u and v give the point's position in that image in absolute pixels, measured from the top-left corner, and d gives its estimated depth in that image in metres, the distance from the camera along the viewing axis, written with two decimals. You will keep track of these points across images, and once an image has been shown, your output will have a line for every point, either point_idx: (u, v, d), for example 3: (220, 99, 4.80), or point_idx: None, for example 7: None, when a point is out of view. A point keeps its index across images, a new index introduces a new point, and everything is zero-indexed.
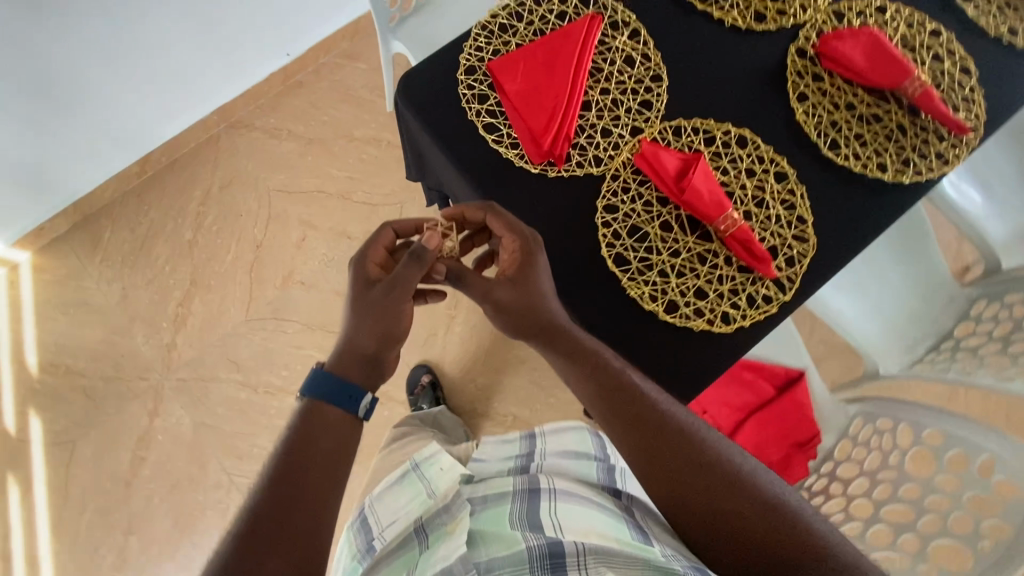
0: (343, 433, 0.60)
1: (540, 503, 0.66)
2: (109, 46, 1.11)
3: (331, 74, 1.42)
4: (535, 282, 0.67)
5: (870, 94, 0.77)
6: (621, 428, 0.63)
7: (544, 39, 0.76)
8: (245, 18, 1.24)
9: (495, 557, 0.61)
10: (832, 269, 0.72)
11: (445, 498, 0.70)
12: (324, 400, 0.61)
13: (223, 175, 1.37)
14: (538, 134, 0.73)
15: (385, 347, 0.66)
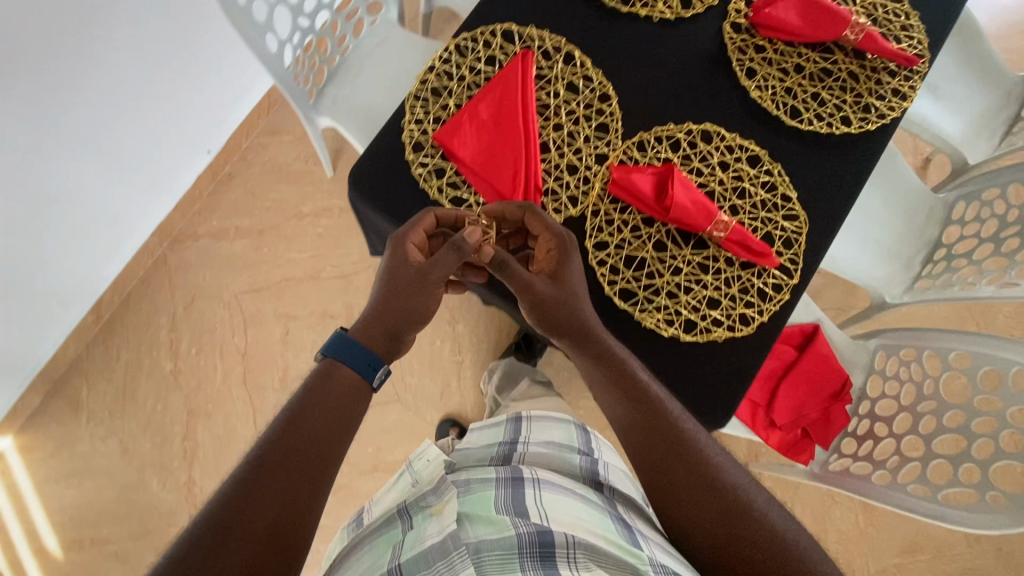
0: (345, 406, 0.56)
1: (525, 490, 0.61)
2: (33, 214, 1.02)
3: (259, 156, 1.34)
4: (571, 282, 0.64)
5: (814, 50, 0.76)
6: (638, 432, 0.61)
7: (484, 91, 0.72)
8: (159, 133, 1.15)
9: (483, 541, 0.56)
10: (828, 238, 0.72)
11: (434, 487, 0.64)
12: (343, 363, 0.58)
13: (184, 294, 1.30)
14: (508, 192, 0.69)
15: (406, 323, 0.62)
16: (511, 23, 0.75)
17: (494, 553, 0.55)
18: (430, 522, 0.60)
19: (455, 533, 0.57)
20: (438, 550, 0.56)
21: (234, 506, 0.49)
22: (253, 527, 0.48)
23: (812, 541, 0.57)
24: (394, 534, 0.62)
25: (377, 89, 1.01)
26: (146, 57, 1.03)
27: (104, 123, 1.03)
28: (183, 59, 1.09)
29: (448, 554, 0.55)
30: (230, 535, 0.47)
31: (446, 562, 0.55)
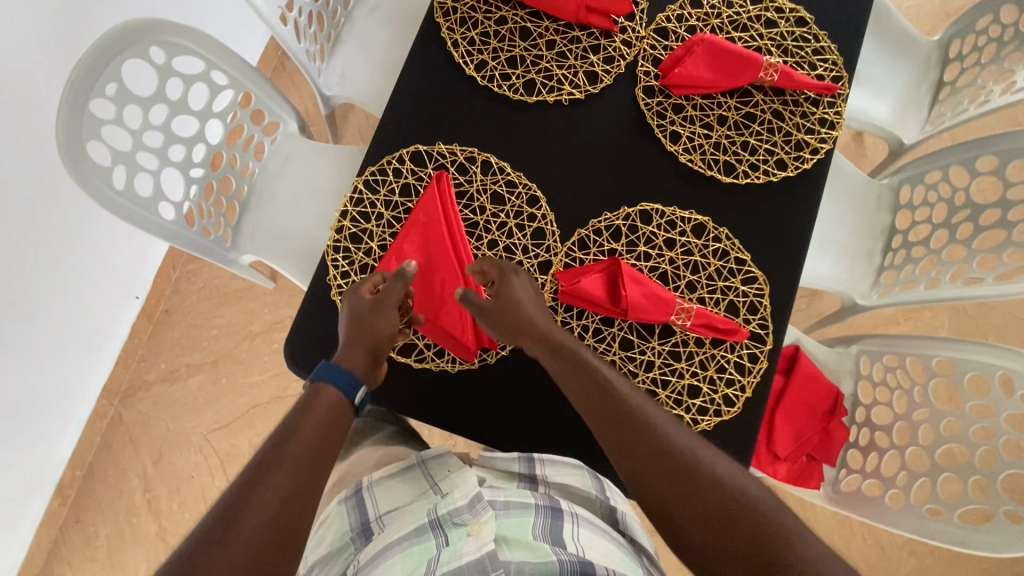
0: (332, 421, 0.54)
1: (563, 521, 0.57)
2: None
3: (192, 285, 1.28)
4: (514, 286, 0.61)
5: (733, 95, 0.73)
6: (588, 399, 0.56)
7: (410, 222, 0.67)
8: (80, 299, 1.07)
9: (524, 563, 0.51)
10: (791, 291, 0.69)
11: (468, 498, 0.57)
12: (326, 382, 0.56)
13: (149, 448, 1.23)
14: (456, 330, 0.65)
15: (382, 347, 0.60)
16: (416, 143, 0.71)
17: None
18: (467, 541, 0.54)
19: (493, 552, 0.52)
20: (476, 567, 0.51)
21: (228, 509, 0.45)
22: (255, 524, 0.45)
23: (771, 495, 0.50)
24: (426, 549, 0.54)
25: (294, 211, 0.94)
26: (43, 233, 0.94)
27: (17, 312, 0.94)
28: (84, 220, 1.01)
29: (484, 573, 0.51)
30: (224, 537, 0.44)
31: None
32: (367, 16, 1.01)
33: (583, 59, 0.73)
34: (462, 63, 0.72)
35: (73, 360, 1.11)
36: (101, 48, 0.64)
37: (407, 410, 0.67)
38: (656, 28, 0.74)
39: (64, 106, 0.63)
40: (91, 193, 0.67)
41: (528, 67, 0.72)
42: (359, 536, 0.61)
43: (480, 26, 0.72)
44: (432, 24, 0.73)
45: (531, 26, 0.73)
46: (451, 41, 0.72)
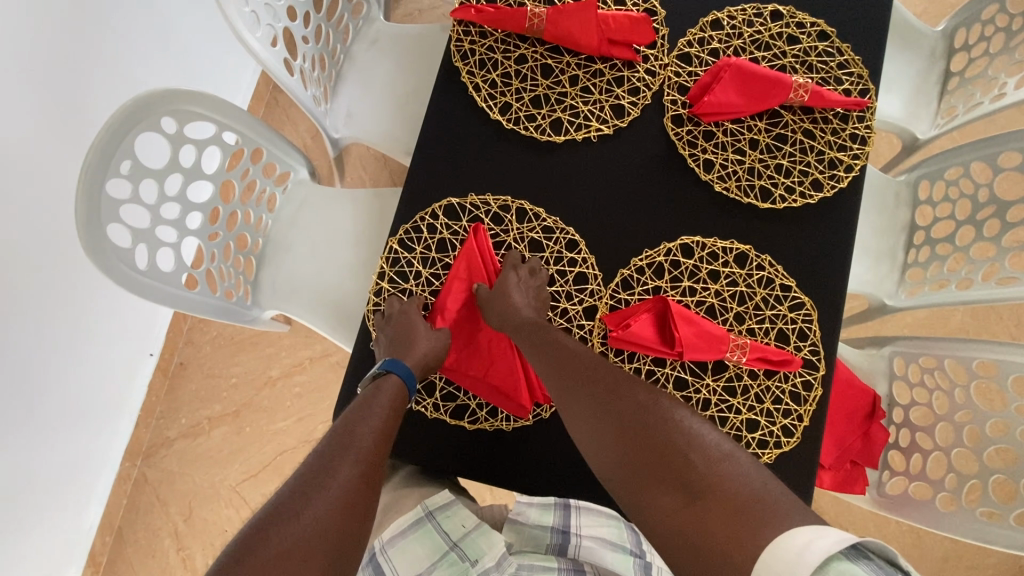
0: (389, 418, 0.58)
1: None
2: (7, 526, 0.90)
3: (205, 334, 1.24)
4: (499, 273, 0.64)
5: (762, 117, 0.72)
6: (542, 366, 0.59)
7: (452, 276, 0.65)
8: (97, 366, 1.04)
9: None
10: (838, 314, 0.69)
11: (495, 558, 0.64)
12: (394, 372, 0.60)
13: (178, 506, 1.20)
14: (509, 390, 0.63)
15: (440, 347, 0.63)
16: (446, 196, 0.69)
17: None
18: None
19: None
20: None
21: (282, 508, 0.48)
22: (307, 526, 0.47)
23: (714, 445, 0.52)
24: None
25: (313, 260, 0.92)
26: (62, 306, 0.90)
27: (43, 390, 0.91)
28: (95, 288, 0.98)
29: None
30: (305, 509, 0.48)
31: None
32: (368, 52, 0.98)
33: (608, 92, 0.71)
34: (485, 107, 0.70)
35: (95, 427, 1.08)
36: (114, 126, 0.61)
37: (465, 473, 0.65)
38: (678, 54, 0.73)
39: (80, 192, 0.60)
40: (117, 279, 0.64)
41: (553, 106, 0.70)
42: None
43: (500, 66, 0.71)
44: (450, 69, 0.72)
45: (553, 62, 0.71)
46: (472, 85, 0.71)
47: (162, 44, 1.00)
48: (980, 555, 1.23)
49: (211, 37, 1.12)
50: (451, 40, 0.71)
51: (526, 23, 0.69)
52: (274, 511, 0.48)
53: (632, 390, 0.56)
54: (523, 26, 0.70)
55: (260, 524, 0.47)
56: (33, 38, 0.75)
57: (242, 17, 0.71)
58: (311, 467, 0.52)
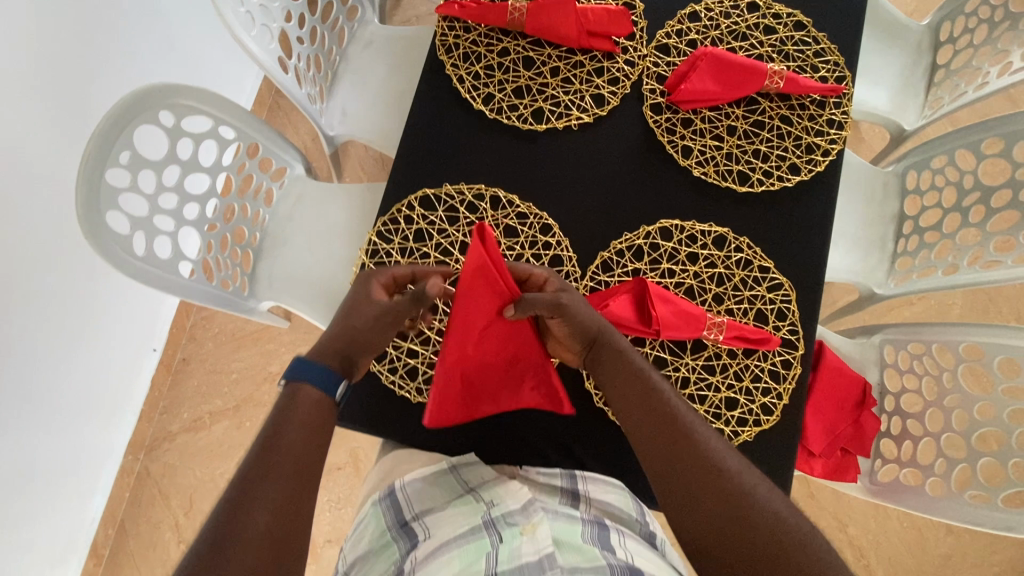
0: (314, 427, 0.55)
1: (610, 533, 0.58)
2: (13, 514, 0.93)
3: (208, 331, 1.28)
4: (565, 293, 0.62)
5: (739, 105, 0.74)
6: (631, 396, 0.58)
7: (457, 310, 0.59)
8: (102, 360, 1.07)
9: (576, 567, 0.51)
10: (816, 295, 0.70)
11: (520, 502, 0.59)
12: (307, 380, 0.56)
13: (180, 499, 1.23)
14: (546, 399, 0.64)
15: (366, 345, 0.61)
16: (427, 186, 0.71)
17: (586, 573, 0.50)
18: (522, 540, 0.54)
19: (550, 552, 0.52)
20: (534, 566, 0.51)
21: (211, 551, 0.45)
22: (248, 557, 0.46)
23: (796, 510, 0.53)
24: (481, 547, 0.54)
25: (309, 253, 0.94)
26: (65, 298, 0.93)
27: (44, 384, 0.93)
28: (100, 283, 1.01)
29: (542, 571, 0.50)
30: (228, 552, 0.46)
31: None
32: (363, 53, 1.02)
33: (588, 82, 0.73)
34: (468, 98, 0.73)
35: (98, 420, 1.10)
36: (113, 117, 0.64)
37: (449, 452, 0.66)
38: (657, 45, 0.75)
39: (81, 179, 0.63)
40: (116, 262, 0.66)
41: (534, 96, 0.73)
42: (399, 536, 0.61)
43: (483, 59, 0.73)
44: (436, 62, 0.74)
45: (534, 55, 0.74)
46: (456, 77, 0.73)
47: (165, 48, 1.05)
48: (981, 550, 1.21)
49: (213, 42, 1.17)
50: (437, 34, 0.74)
51: (507, 17, 0.72)
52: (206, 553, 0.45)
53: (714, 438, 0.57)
54: (504, 20, 0.72)
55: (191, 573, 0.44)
56: (40, 41, 0.79)
57: (236, 16, 0.74)
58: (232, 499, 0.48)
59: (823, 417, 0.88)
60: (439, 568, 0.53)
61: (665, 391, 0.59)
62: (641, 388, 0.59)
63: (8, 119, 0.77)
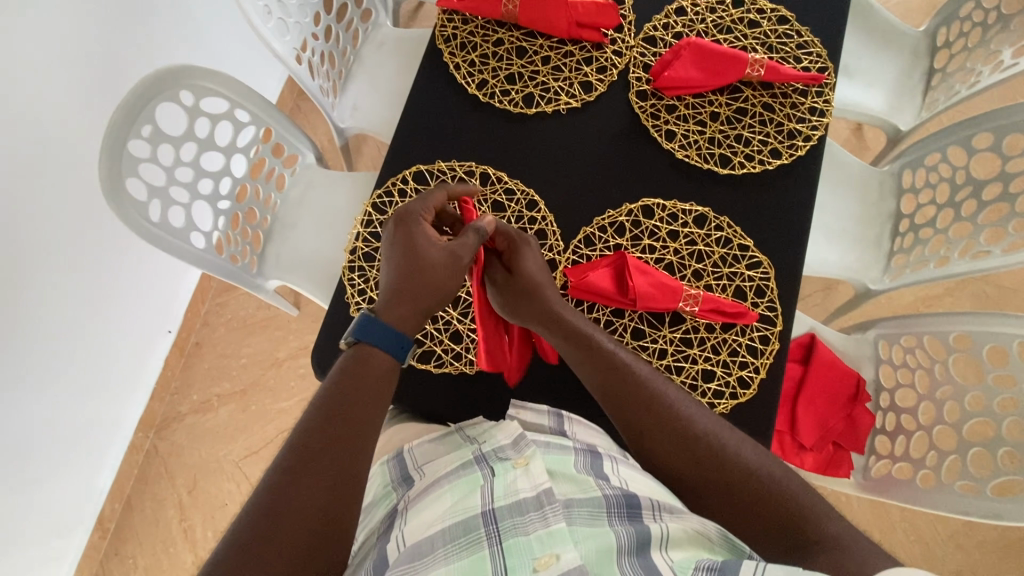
0: (378, 388, 0.56)
1: (603, 463, 0.57)
2: (27, 479, 0.98)
3: (221, 317, 1.34)
4: (525, 274, 0.64)
5: (723, 93, 0.77)
6: (596, 373, 0.60)
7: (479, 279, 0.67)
8: (119, 338, 1.13)
9: (571, 498, 0.53)
10: (796, 274, 0.71)
11: (510, 436, 0.57)
12: (379, 347, 0.58)
13: (184, 478, 1.27)
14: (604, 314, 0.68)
15: (437, 300, 0.62)
16: (422, 163, 0.76)
17: (584, 509, 0.52)
18: (516, 475, 0.55)
19: (548, 488, 0.53)
20: (533, 502, 0.52)
21: (266, 523, 0.47)
22: (300, 525, 0.48)
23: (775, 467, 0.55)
24: (473, 481, 0.55)
25: (315, 235, 0.98)
26: (90, 272, 1.00)
27: (66, 351, 0.99)
28: (122, 263, 1.08)
29: (542, 506, 0.52)
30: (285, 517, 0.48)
31: (539, 515, 0.51)
32: (375, 53, 1.08)
33: (577, 70, 0.78)
34: (464, 83, 0.77)
35: (112, 396, 1.16)
36: (138, 93, 0.70)
37: (432, 414, 0.69)
38: (644, 37, 0.79)
39: (105, 148, 0.69)
40: (131, 223, 0.71)
41: (526, 82, 0.77)
42: (401, 487, 0.61)
43: (479, 49, 0.79)
44: (435, 52, 0.80)
45: (527, 45, 0.78)
46: (453, 64, 0.78)
47: (193, 49, 1.14)
48: (992, 566, 1.16)
49: (239, 46, 1.26)
50: (437, 26, 0.80)
51: (502, 9, 0.77)
52: (263, 524, 0.47)
53: (678, 402, 0.58)
54: (499, 12, 0.78)
55: (249, 543, 0.46)
56: (79, 33, 0.88)
57: (255, 9, 0.81)
58: (284, 471, 0.50)
59: (813, 409, 0.87)
60: (434, 501, 0.54)
61: (625, 363, 0.60)
62: (604, 370, 0.60)
63: (44, 100, 0.85)
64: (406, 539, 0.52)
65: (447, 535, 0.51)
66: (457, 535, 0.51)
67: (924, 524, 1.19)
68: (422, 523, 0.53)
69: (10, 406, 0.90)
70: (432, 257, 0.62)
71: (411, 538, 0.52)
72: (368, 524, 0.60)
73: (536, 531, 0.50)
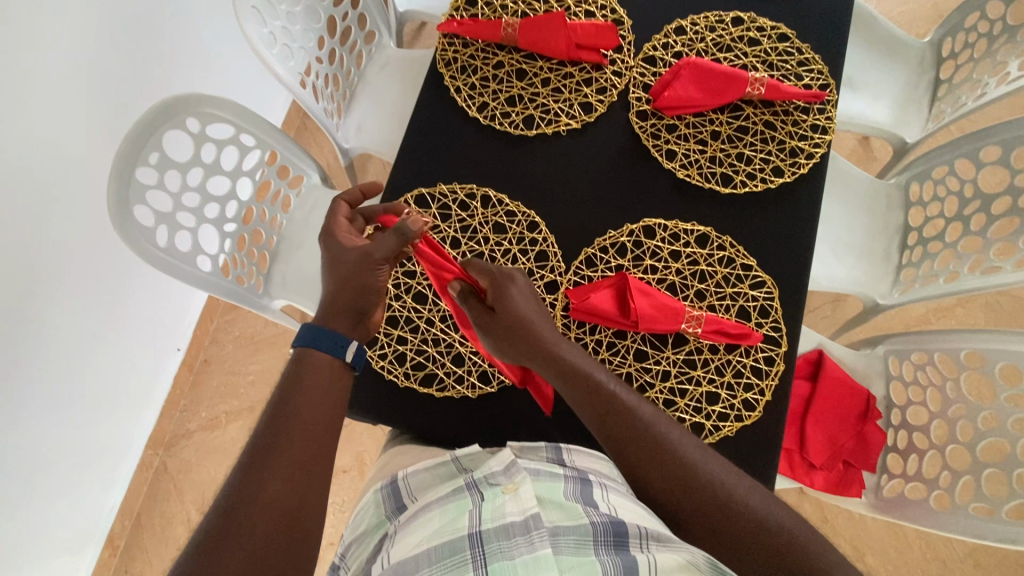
0: (329, 397, 0.56)
1: (594, 491, 0.56)
2: (36, 501, 0.99)
3: (229, 334, 1.36)
4: (519, 311, 0.62)
5: (723, 111, 0.76)
6: (597, 415, 0.59)
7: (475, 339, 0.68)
8: (128, 358, 1.14)
9: (558, 525, 0.52)
10: (799, 294, 0.70)
11: (503, 462, 0.57)
12: (315, 348, 0.58)
13: (193, 495, 1.28)
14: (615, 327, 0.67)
15: (365, 298, 0.61)
16: (424, 186, 0.76)
17: (570, 536, 0.51)
18: (504, 500, 0.54)
19: (536, 513, 0.52)
20: (520, 526, 0.52)
21: (222, 522, 0.48)
22: (250, 524, 0.48)
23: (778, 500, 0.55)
24: (462, 506, 0.55)
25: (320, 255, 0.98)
26: (102, 293, 1.02)
27: (77, 371, 1.01)
28: (130, 285, 1.09)
29: (529, 531, 0.51)
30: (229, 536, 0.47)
31: (525, 539, 0.51)
32: (379, 74, 1.09)
33: (577, 91, 0.78)
34: (464, 105, 0.78)
35: (121, 415, 1.17)
36: (145, 123, 0.72)
37: (433, 438, 0.69)
38: (644, 57, 0.79)
39: (113, 176, 0.70)
40: (138, 249, 0.73)
41: (526, 104, 0.78)
42: (394, 516, 0.61)
43: (479, 71, 0.79)
44: (436, 75, 0.81)
45: (527, 67, 0.79)
46: (454, 87, 0.79)
47: (201, 73, 1.16)
48: None
49: (245, 69, 1.28)
50: (437, 50, 0.80)
51: (501, 32, 0.78)
52: (219, 522, 0.48)
53: (681, 447, 0.58)
54: (499, 35, 0.78)
55: (204, 543, 0.47)
56: (89, 63, 0.90)
57: (259, 35, 0.83)
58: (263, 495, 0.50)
59: (821, 428, 0.86)
60: (422, 524, 0.55)
61: (627, 405, 0.59)
62: (607, 411, 0.59)
63: (56, 130, 0.87)
64: (392, 559, 0.52)
65: (432, 556, 0.50)
66: (443, 555, 0.51)
67: (940, 541, 1.16)
68: (408, 544, 0.53)
69: (24, 426, 0.92)
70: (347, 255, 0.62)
71: (395, 558, 0.52)
72: (360, 553, 0.60)
73: (522, 554, 0.49)
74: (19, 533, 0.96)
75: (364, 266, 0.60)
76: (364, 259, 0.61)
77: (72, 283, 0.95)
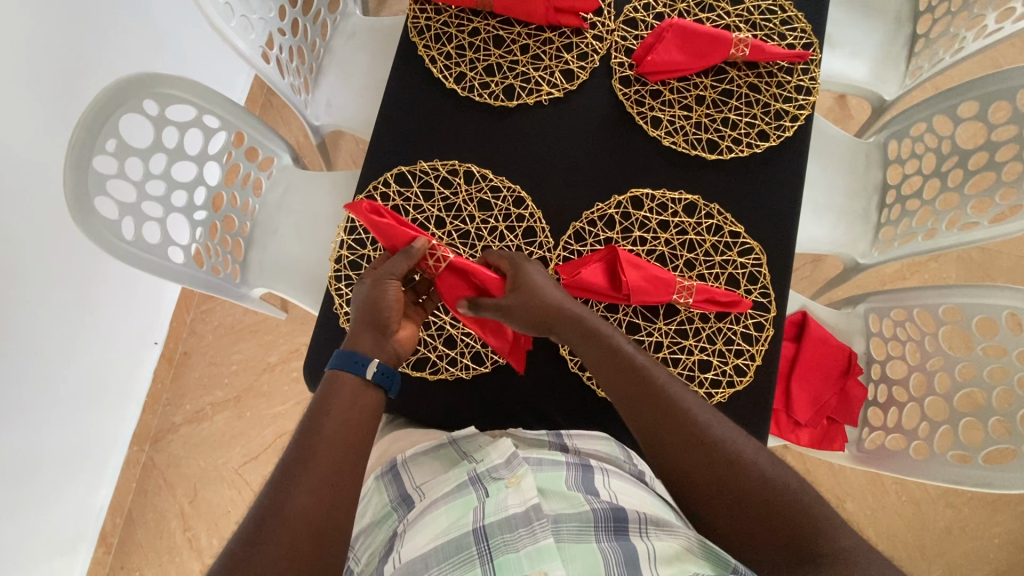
0: (343, 406, 0.55)
1: (595, 476, 0.57)
2: (23, 508, 0.97)
3: (207, 324, 1.32)
4: (532, 278, 0.62)
5: (707, 75, 0.75)
6: (615, 374, 0.59)
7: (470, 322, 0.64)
8: (104, 356, 1.11)
9: (560, 513, 0.54)
10: (786, 260, 0.71)
11: (504, 455, 0.57)
12: (339, 368, 0.57)
13: (185, 488, 1.27)
14: (609, 297, 0.67)
15: (381, 313, 0.59)
16: (404, 164, 0.74)
17: (571, 525, 0.52)
18: (507, 493, 0.54)
19: (537, 504, 0.53)
20: (522, 518, 0.52)
21: (250, 538, 0.47)
22: (261, 537, 0.47)
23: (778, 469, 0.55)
24: (469, 502, 0.55)
25: (297, 240, 0.94)
26: (71, 292, 0.98)
27: (53, 375, 0.97)
28: (100, 281, 1.05)
29: (530, 522, 0.52)
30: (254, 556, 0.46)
31: (528, 530, 0.52)
32: (346, 45, 1.03)
33: (557, 58, 0.75)
34: (441, 77, 0.75)
35: (102, 414, 1.14)
36: (100, 104, 0.67)
37: (430, 422, 0.68)
38: (625, 20, 0.76)
39: (68, 162, 0.66)
40: (101, 243, 0.68)
41: (506, 74, 0.75)
42: (400, 507, 0.60)
43: (454, 40, 0.75)
44: (409, 46, 0.77)
45: (504, 34, 0.75)
46: (428, 58, 0.75)
47: (156, 50, 1.09)
48: (984, 522, 1.21)
49: (202, 43, 1.21)
50: (409, 18, 0.76)
51: None
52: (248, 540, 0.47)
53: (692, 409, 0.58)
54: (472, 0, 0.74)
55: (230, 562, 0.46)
56: (33, 44, 0.83)
57: (215, 8, 0.77)
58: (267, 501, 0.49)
59: (809, 388, 0.87)
60: (430, 522, 0.54)
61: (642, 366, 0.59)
62: (623, 371, 0.59)
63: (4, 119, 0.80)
64: (402, 558, 0.52)
65: (440, 554, 0.52)
66: (451, 554, 0.52)
67: (914, 485, 1.23)
68: (418, 542, 0.53)
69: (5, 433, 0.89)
70: (365, 284, 0.62)
71: (408, 557, 0.52)
72: (369, 544, 0.60)
73: (526, 547, 0.51)
74: (12, 537, 0.95)
75: (376, 289, 0.60)
76: (376, 284, 0.60)
77: (39, 283, 0.91)
